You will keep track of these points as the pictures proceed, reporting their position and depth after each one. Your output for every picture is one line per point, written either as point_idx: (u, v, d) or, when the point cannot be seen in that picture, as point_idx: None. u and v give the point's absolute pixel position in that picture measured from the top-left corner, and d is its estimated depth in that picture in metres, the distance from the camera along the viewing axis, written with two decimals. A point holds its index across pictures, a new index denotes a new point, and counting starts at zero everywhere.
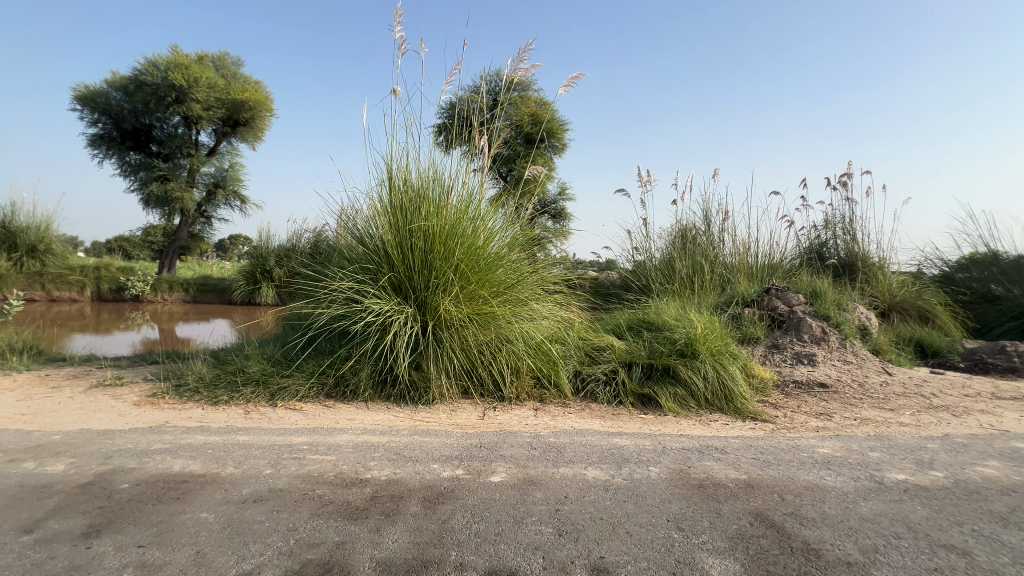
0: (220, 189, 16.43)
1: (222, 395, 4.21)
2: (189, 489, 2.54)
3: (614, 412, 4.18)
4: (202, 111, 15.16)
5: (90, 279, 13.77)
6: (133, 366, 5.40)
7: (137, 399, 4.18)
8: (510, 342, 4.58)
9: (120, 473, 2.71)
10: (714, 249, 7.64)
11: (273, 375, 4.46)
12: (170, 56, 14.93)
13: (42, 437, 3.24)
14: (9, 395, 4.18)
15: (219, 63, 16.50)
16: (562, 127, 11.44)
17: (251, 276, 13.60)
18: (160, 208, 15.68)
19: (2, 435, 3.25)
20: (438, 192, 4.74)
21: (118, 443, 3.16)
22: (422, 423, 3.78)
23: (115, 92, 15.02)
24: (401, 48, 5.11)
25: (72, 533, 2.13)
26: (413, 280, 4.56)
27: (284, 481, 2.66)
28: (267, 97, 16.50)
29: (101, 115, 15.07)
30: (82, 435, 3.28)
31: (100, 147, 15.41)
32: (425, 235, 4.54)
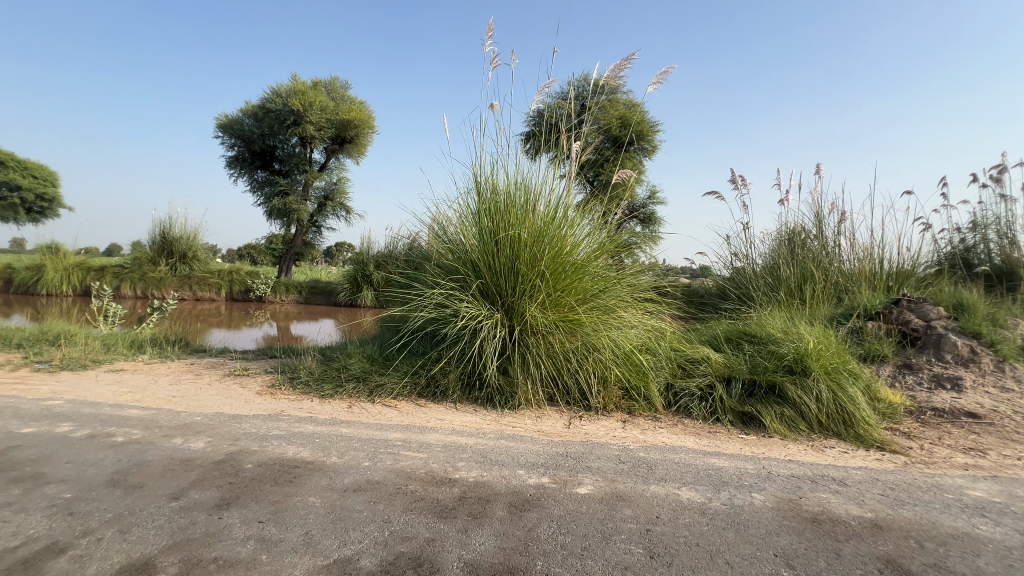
0: (330, 201, 18.16)
1: (328, 389, 4.59)
2: (300, 474, 2.80)
3: (710, 430, 3.89)
4: (315, 131, 16.86)
5: (225, 281, 15.92)
6: (257, 359, 6.12)
7: (260, 389, 4.71)
8: (597, 350, 4.48)
9: (246, 454, 3.07)
10: (827, 254, 6.87)
11: (372, 373, 4.79)
12: (291, 85, 16.81)
13: (187, 417, 3.77)
14: (165, 379, 4.95)
15: (330, 88, 18.29)
16: (653, 129, 11.02)
17: (353, 280, 14.82)
18: (280, 219, 17.68)
19: (158, 413, 3.84)
20: (525, 198, 4.79)
21: (244, 427, 3.58)
22: (508, 427, 3.81)
23: (247, 119, 17.24)
24: (493, 61, 5.25)
25: (208, 503, 2.44)
26: (500, 286, 4.64)
27: (380, 475, 2.82)
28: (369, 115, 17.94)
29: (236, 140, 17.37)
30: (217, 418, 3.77)
31: (235, 167, 17.76)
32: (512, 241, 4.61)
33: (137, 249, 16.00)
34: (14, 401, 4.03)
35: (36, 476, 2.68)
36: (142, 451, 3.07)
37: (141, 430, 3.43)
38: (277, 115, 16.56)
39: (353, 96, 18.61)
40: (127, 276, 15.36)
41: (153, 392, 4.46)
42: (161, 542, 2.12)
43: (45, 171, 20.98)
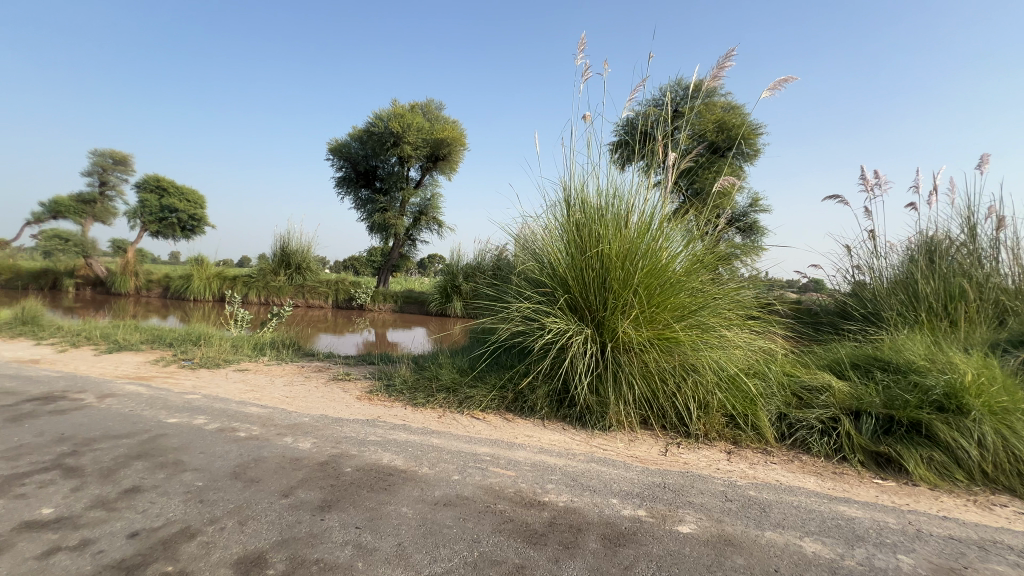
0: (424, 216, 19.22)
1: (420, 397, 4.75)
2: (394, 482, 2.88)
3: (836, 471, 3.39)
4: (412, 151, 17.96)
5: (332, 290, 17.45)
6: (357, 364, 6.55)
7: (359, 393, 5.00)
8: (697, 372, 4.14)
9: (346, 458, 3.23)
10: (981, 268, 5.79)
11: (461, 384, 4.87)
12: (392, 109, 18.11)
13: (297, 417, 4.10)
14: (280, 380, 5.47)
15: (426, 109, 19.48)
16: (757, 132, 10.20)
17: (444, 290, 15.43)
18: (380, 233, 19.04)
19: (274, 412, 4.23)
20: (616, 210, 4.63)
21: (345, 430, 3.80)
22: (599, 450, 3.64)
23: (354, 142, 18.86)
24: (584, 73, 5.18)
25: (312, 504, 2.58)
26: (590, 300, 4.51)
27: (469, 490, 2.80)
28: (461, 133, 18.75)
29: (344, 162, 19.06)
30: (322, 420, 4.05)
31: (343, 187, 19.48)
32: (602, 255, 4.45)
33: (262, 261, 18.13)
34: (164, 394, 4.68)
35: (176, 463, 3.04)
36: (259, 447, 3.37)
37: (259, 427, 3.78)
38: (379, 137, 17.90)
39: (446, 116, 19.62)
40: (254, 284, 17.44)
41: (270, 392, 4.93)
42: (271, 537, 2.26)
43: (195, 194, 24.41)
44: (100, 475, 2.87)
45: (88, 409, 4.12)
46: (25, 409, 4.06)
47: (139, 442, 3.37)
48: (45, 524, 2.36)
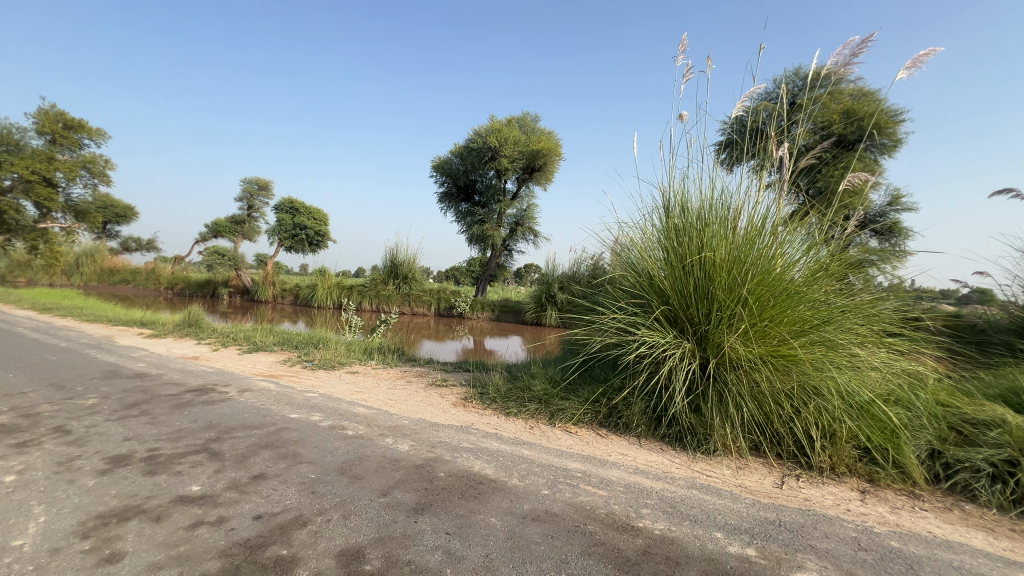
0: (520, 227, 19.61)
1: (512, 407, 4.77)
2: (484, 491, 2.90)
3: (1015, 528, 2.73)
4: (508, 164, 18.43)
5: (434, 299, 18.48)
6: (454, 371, 6.81)
7: (455, 399, 5.18)
8: (821, 396, 3.64)
9: (440, 462, 3.34)
10: None
11: (553, 396, 4.80)
12: (490, 124, 18.79)
13: (397, 419, 4.35)
14: (385, 383, 5.87)
15: (522, 123, 19.95)
16: (896, 120, 8.84)
17: (539, 300, 15.52)
18: (478, 244, 19.79)
19: (378, 413, 4.53)
20: (720, 216, 4.27)
21: (440, 435, 3.94)
22: (702, 476, 3.33)
23: (455, 159, 19.89)
24: (685, 73, 4.89)
25: (408, 505, 2.69)
26: (690, 312, 4.20)
27: (558, 506, 2.73)
28: (556, 144, 18.86)
29: (446, 178, 20.17)
30: (420, 423, 4.25)
31: (445, 202, 20.61)
32: (705, 263, 4.13)
33: (373, 272, 19.81)
34: (289, 391, 5.26)
35: (294, 455, 3.38)
36: (363, 445, 3.62)
37: (365, 427, 4.07)
38: (478, 152, 18.64)
39: (542, 128, 19.89)
40: (367, 293, 19.09)
41: (375, 394, 5.31)
42: (369, 534, 2.39)
43: (320, 212, 27.48)
44: (236, 460, 3.28)
45: (230, 401, 4.77)
46: (186, 399, 4.82)
47: (267, 433, 3.82)
48: (192, 499, 2.74)
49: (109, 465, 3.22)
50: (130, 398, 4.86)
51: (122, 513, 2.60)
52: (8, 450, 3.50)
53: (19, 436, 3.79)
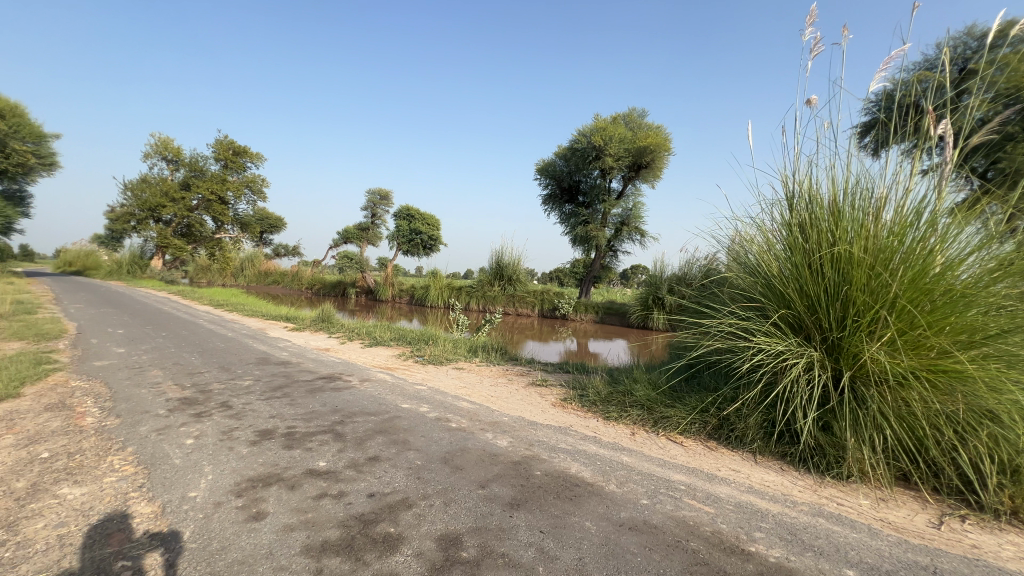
0: (626, 226, 19.02)
1: (613, 411, 4.65)
2: (579, 494, 2.86)
3: None
4: (613, 162, 17.94)
5: (538, 300, 18.71)
6: (555, 371, 6.83)
7: (555, 400, 5.19)
8: (998, 423, 2.98)
9: (537, 461, 3.37)
10: None
11: (657, 403, 4.57)
12: (594, 124, 18.49)
13: (497, 415, 4.49)
14: (487, 380, 6.09)
15: (628, 120, 19.37)
16: None
17: (645, 302, 14.92)
18: (582, 245, 19.61)
19: (480, 408, 4.72)
20: (858, 206, 3.72)
21: (538, 434, 3.98)
22: (832, 503, 2.92)
23: (559, 161, 19.95)
24: (813, 48, 4.33)
25: (504, 499, 2.76)
26: (819, 318, 3.72)
27: (658, 518, 2.59)
28: (665, 138, 17.96)
29: (550, 180, 20.31)
30: (519, 421, 4.34)
31: (549, 204, 20.77)
32: (839, 263, 3.63)
33: (480, 273, 20.68)
34: (401, 383, 5.71)
35: (404, 442, 3.66)
36: (465, 438, 3.79)
37: (468, 421, 4.27)
38: (582, 152, 18.46)
39: (650, 123, 19.08)
40: (474, 294, 20.00)
41: (478, 390, 5.53)
42: (467, 522, 2.50)
43: (433, 218, 29.42)
44: (355, 442, 3.65)
45: (353, 389, 5.32)
46: (318, 385, 5.49)
47: (381, 420, 4.19)
48: (319, 473, 3.11)
49: (258, 437, 3.79)
50: (276, 381, 5.67)
51: (266, 479, 3.05)
52: (189, 419, 4.30)
53: (197, 408, 4.63)
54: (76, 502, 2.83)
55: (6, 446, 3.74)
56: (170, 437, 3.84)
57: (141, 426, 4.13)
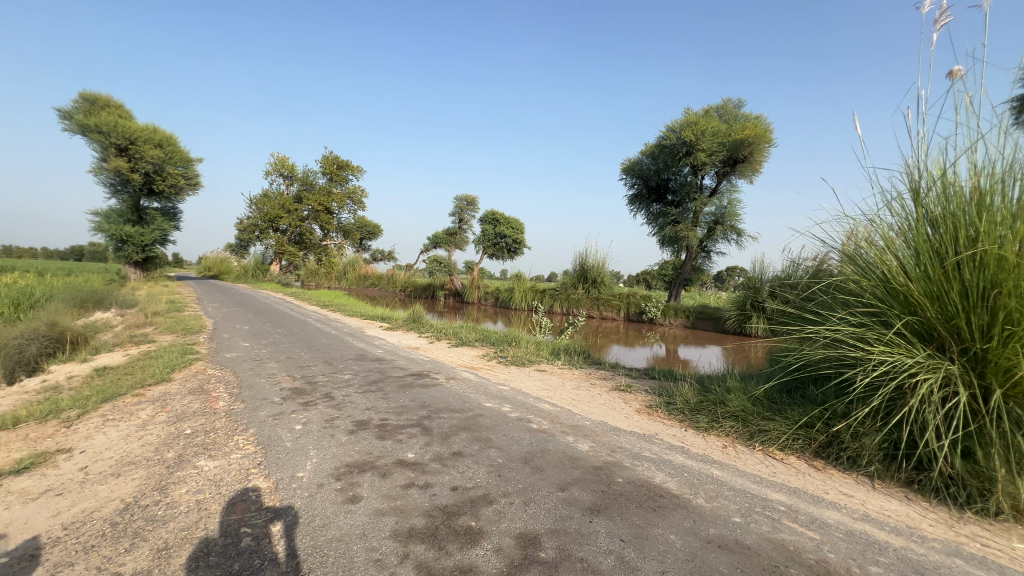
0: (720, 225, 17.81)
1: (703, 421, 4.37)
2: (664, 505, 2.73)
3: None
4: (706, 158, 16.87)
5: (623, 303, 18.16)
6: (640, 377, 6.57)
7: (639, 406, 5.00)
8: None
9: (619, 467, 3.28)
10: None
11: (753, 415, 4.22)
12: (684, 118, 17.57)
13: (579, 419, 4.43)
14: (569, 383, 6.04)
15: (722, 111, 18.20)
16: None
17: (743, 306, 13.85)
18: (671, 246, 18.72)
19: (562, 411, 4.70)
20: (1011, 198, 3.16)
21: (621, 441, 3.87)
22: (975, 543, 2.49)
23: (646, 159, 19.27)
24: (939, 18, 3.72)
25: (584, 504, 2.72)
26: (958, 327, 3.21)
27: (753, 539, 2.39)
28: (766, 129, 16.59)
29: (637, 179, 19.66)
30: (601, 426, 4.25)
31: (635, 204, 20.12)
32: (985, 264, 3.10)
33: (564, 276, 20.59)
34: (485, 383, 5.87)
35: (486, 440, 3.76)
36: (546, 440, 3.80)
37: (549, 423, 4.27)
38: (671, 149, 17.62)
39: (747, 113, 17.73)
40: (557, 296, 19.96)
41: (560, 393, 5.51)
42: (546, 523, 2.50)
43: (517, 222, 29.87)
44: (441, 437, 3.82)
45: (440, 387, 5.58)
46: (408, 382, 5.82)
47: (466, 417, 4.34)
48: (408, 464, 3.30)
49: (355, 427, 4.12)
50: (371, 376, 6.12)
51: (361, 466, 3.30)
52: (299, 407, 4.79)
53: (305, 397, 5.14)
54: (210, 473, 3.28)
55: (160, 422, 4.44)
56: (283, 422, 4.30)
57: (260, 411, 4.68)
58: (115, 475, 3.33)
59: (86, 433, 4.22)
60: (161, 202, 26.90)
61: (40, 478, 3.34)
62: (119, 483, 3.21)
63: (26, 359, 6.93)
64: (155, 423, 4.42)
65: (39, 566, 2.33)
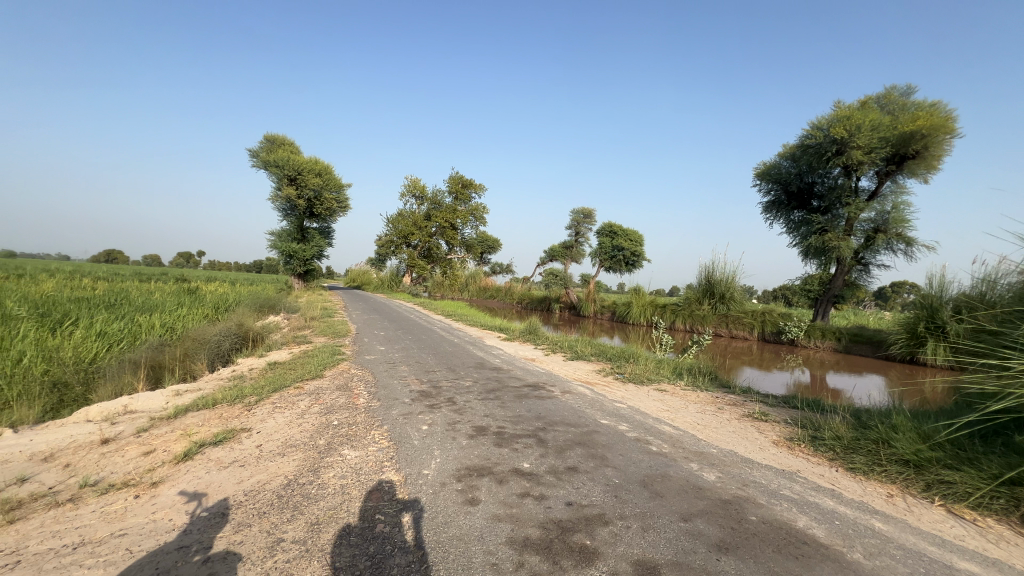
0: (882, 233, 15.20)
1: (859, 463, 3.74)
2: (808, 554, 2.39)
3: None
4: (863, 156, 14.57)
5: (757, 322, 16.38)
6: (778, 405, 5.86)
7: (776, 438, 4.46)
8: None
9: (752, 504, 2.95)
10: None
11: (932, 462, 3.50)
12: (833, 113, 15.44)
13: (704, 446, 4.09)
14: (692, 406, 5.62)
15: (885, 101, 15.68)
16: None
17: (915, 330, 11.64)
18: (817, 258, 16.50)
19: (685, 435, 4.39)
20: None
21: (753, 474, 3.48)
22: None
23: (785, 161, 17.33)
24: None
25: (710, 539, 2.49)
26: None
27: None
28: (945, 117, 13.87)
29: (774, 185, 17.76)
30: (730, 456, 3.87)
31: (772, 212, 18.18)
32: None
33: (689, 291, 19.33)
34: (601, 399, 5.74)
35: (602, 458, 3.67)
36: (667, 465, 3.58)
37: (670, 447, 4.02)
38: (817, 149, 15.60)
39: (919, 100, 15.02)
40: (680, 312, 18.78)
41: (682, 415, 5.15)
42: (666, 554, 2.35)
43: (636, 233, 28.89)
44: (556, 450, 3.83)
45: (555, 399, 5.59)
46: (524, 392, 5.94)
47: (580, 433, 4.29)
48: (523, 473, 3.36)
49: (475, 432, 4.32)
50: (490, 384, 6.38)
51: (480, 470, 3.44)
52: (425, 409, 5.18)
53: (431, 400, 5.54)
54: (352, 462, 3.70)
55: (314, 413, 5.14)
56: (412, 422, 4.68)
57: (393, 410, 5.15)
58: (281, 454, 3.93)
59: (261, 417, 5.05)
60: (319, 222, 31.36)
61: (229, 450, 4.08)
62: (283, 462, 3.78)
63: (222, 353, 8.53)
64: (310, 413, 5.12)
65: (227, 523, 2.83)
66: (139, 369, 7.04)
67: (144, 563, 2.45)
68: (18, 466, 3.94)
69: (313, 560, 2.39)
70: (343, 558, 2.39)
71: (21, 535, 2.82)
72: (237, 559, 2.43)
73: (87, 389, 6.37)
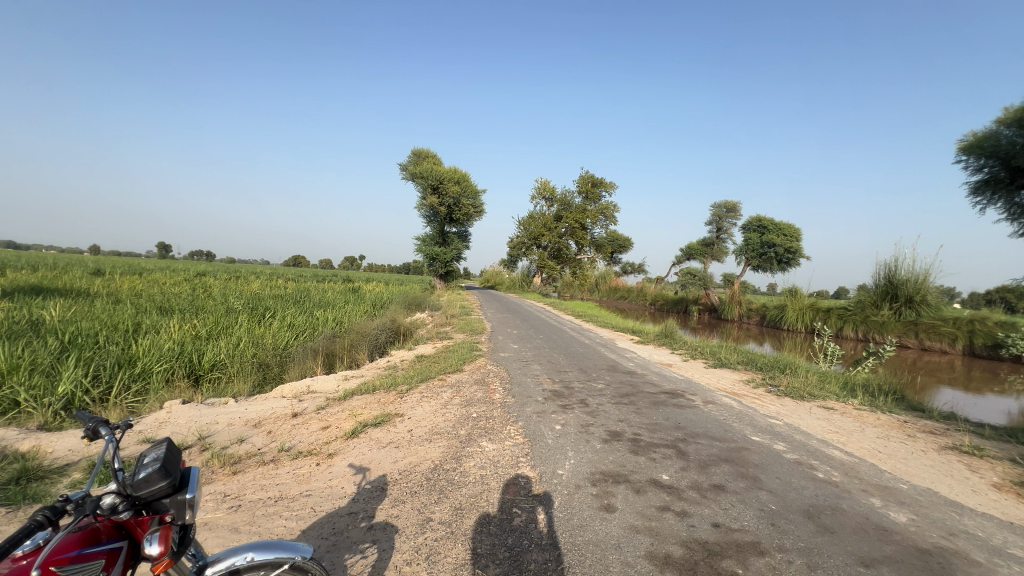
0: None
1: None
2: None
3: None
4: None
5: (962, 332, 13.16)
6: (998, 440, 4.61)
7: (997, 481, 3.51)
8: None
9: (964, 560, 2.37)
10: None
11: None
12: None
13: (890, 479, 3.41)
14: (873, 430, 4.71)
15: None
16: None
17: None
18: None
19: (862, 464, 3.71)
20: None
21: (965, 523, 2.79)
22: None
23: (1006, 127, 11.35)
24: None
25: None
26: None
27: None
28: None
29: (988, 158, 11.79)
30: (929, 496, 3.17)
31: (985, 194, 12.23)
32: None
33: (863, 293, 16.45)
34: (751, 413, 5.16)
35: (754, 478, 3.29)
36: (839, 496, 3.07)
37: (842, 475, 3.44)
38: None
39: None
40: (851, 318, 16.07)
41: (857, 440, 4.36)
42: None
43: (790, 227, 25.54)
44: (699, 464, 3.55)
45: (696, 410, 5.18)
46: (660, 399, 5.63)
47: (728, 449, 3.91)
48: (663, 486, 3.18)
49: (609, 437, 4.22)
50: (623, 389, 6.17)
51: (615, 476, 3.34)
52: (558, 409, 5.22)
53: (563, 400, 5.57)
54: (490, 454, 3.89)
55: (455, 404, 5.54)
56: (546, 421, 4.76)
57: (527, 407, 5.30)
58: (429, 440, 4.31)
59: (411, 404, 5.61)
60: (459, 227, 33.82)
61: (387, 432, 4.60)
62: (431, 447, 4.14)
63: (379, 344, 9.75)
64: (452, 405, 5.54)
65: (385, 497, 3.19)
66: (317, 356, 8.40)
67: (324, 522, 2.88)
68: (238, 429, 4.97)
69: (458, 543, 2.56)
70: (484, 545, 2.52)
71: (241, 484, 3.54)
72: (394, 531, 2.73)
73: (282, 369, 7.79)
